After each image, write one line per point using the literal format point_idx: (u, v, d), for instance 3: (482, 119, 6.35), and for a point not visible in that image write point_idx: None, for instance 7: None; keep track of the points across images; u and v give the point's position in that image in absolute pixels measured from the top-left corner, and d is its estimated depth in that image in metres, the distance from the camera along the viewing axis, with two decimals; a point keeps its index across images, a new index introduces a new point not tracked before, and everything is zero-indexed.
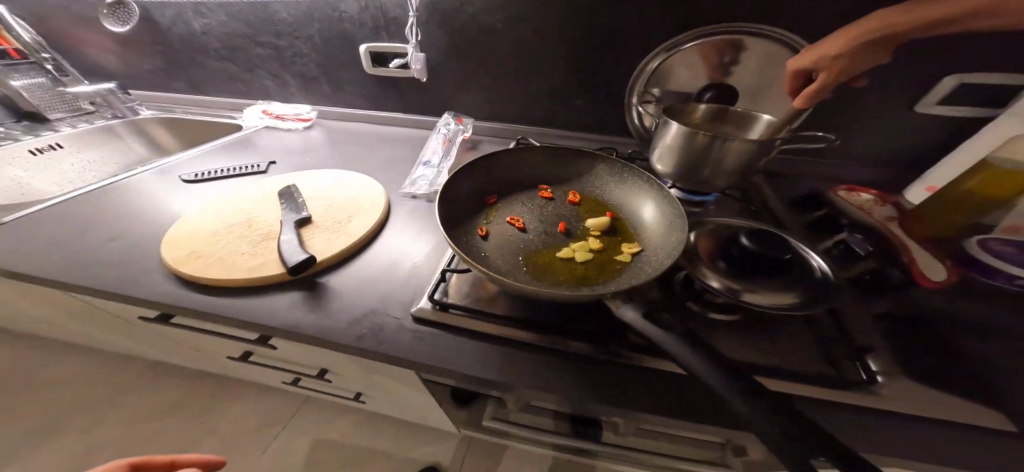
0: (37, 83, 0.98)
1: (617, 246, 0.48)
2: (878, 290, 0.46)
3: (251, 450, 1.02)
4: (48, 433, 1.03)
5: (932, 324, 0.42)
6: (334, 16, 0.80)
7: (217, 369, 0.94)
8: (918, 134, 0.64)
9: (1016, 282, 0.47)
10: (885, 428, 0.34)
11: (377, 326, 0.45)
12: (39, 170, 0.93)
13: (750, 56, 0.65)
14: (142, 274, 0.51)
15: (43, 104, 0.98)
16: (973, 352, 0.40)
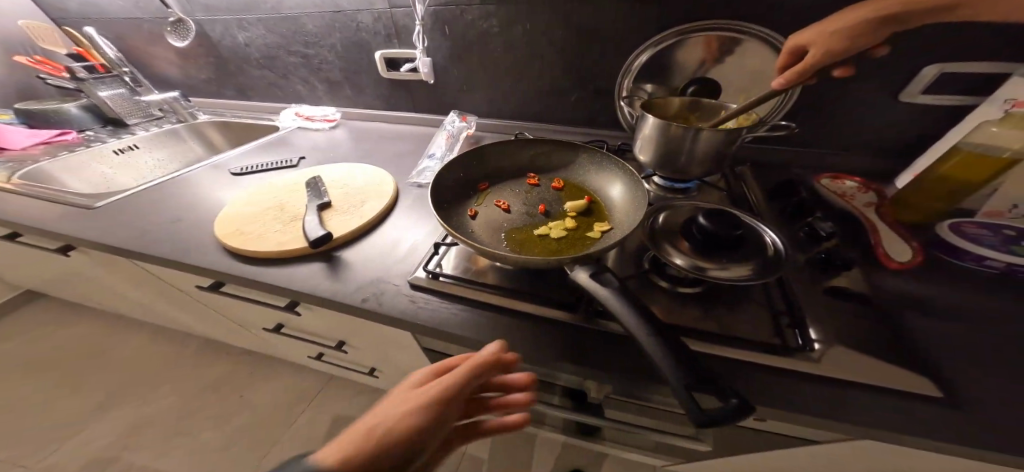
0: (118, 93, 1.15)
1: (590, 225, 0.53)
2: (835, 270, 0.47)
3: (286, 417, 1.16)
4: (129, 388, 1.24)
5: (887, 303, 0.43)
6: (352, 26, 0.90)
7: (256, 344, 1.08)
8: (913, 120, 0.62)
9: (986, 263, 0.46)
10: (812, 393, 0.36)
11: (378, 290, 0.53)
12: (120, 167, 1.13)
13: (732, 47, 0.66)
14: (198, 248, 0.63)
15: (124, 112, 1.18)
16: (926, 331, 0.40)
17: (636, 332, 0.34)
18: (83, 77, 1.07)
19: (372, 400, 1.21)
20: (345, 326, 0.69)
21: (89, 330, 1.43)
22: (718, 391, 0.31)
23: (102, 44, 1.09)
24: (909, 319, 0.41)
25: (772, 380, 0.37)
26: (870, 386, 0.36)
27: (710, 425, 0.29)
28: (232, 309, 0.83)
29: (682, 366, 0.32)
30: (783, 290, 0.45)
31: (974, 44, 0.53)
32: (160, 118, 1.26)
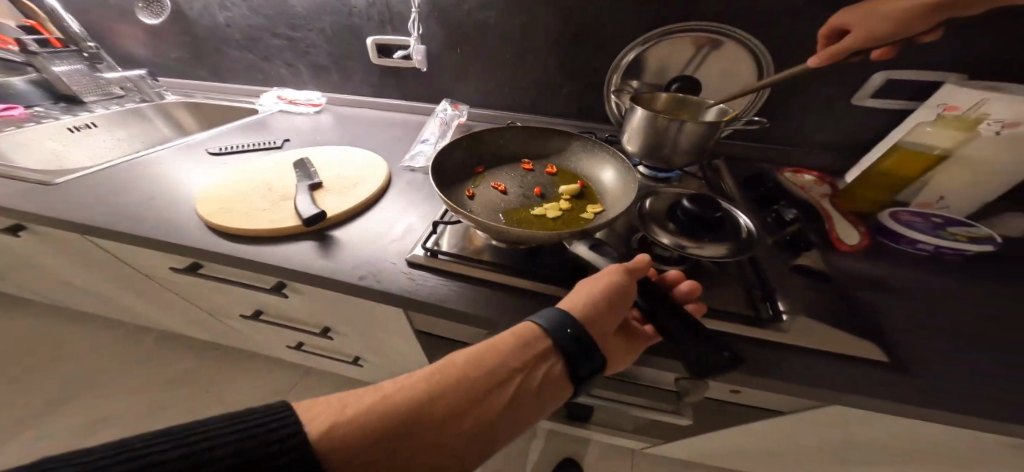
0: (76, 68, 1.07)
1: (583, 206, 0.55)
2: (797, 251, 0.51)
3: (257, 414, 1.11)
4: (77, 388, 1.14)
5: (845, 279, 0.47)
6: (344, 10, 0.89)
7: (227, 337, 1.02)
8: (863, 121, 0.71)
9: (918, 246, 0.51)
10: (783, 356, 0.39)
11: (375, 267, 0.54)
12: (75, 145, 1.05)
13: (710, 50, 0.72)
14: (179, 228, 0.61)
15: (80, 88, 1.09)
16: (879, 303, 0.44)
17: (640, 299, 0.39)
18: (36, 51, 0.98)
19: (352, 394, 1.19)
20: (332, 312, 0.67)
21: (30, 324, 1.30)
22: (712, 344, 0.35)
23: (66, 19, 1.03)
24: (864, 293, 0.46)
25: (750, 348, 0.39)
26: (833, 353, 0.39)
27: (700, 373, 0.34)
28: (207, 296, 0.79)
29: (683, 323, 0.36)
30: (756, 269, 0.49)
31: (913, 55, 0.61)
32: (118, 96, 1.17)
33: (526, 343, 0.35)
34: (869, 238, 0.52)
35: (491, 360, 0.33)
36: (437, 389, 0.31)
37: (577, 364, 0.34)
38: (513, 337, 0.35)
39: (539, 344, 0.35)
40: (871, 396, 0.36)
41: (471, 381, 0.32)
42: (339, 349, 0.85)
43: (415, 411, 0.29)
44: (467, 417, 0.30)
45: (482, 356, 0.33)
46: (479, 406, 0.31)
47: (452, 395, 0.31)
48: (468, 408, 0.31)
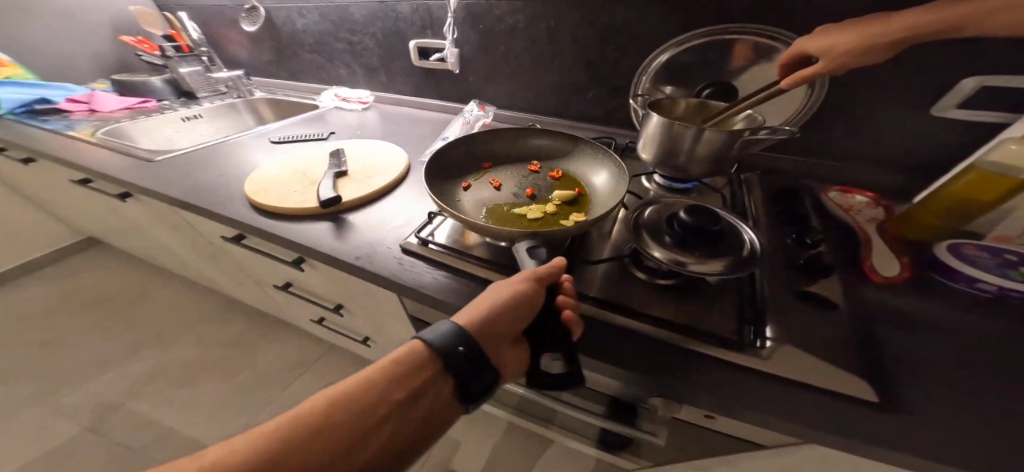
0: (194, 70, 1.30)
1: (568, 213, 0.52)
2: (812, 276, 0.45)
3: (288, 379, 1.23)
4: (159, 332, 1.36)
5: (862, 310, 0.41)
6: (392, 16, 0.97)
7: (270, 304, 1.15)
8: (938, 137, 0.60)
9: (978, 286, 0.42)
10: (756, 385, 0.35)
11: (371, 250, 0.57)
12: (183, 132, 1.25)
13: (747, 53, 0.66)
14: (228, 202, 0.71)
15: (196, 86, 1.32)
16: (901, 342, 0.38)
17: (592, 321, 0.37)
18: (170, 55, 1.24)
19: None
20: (344, 290, 0.73)
21: (137, 277, 1.59)
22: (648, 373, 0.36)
23: (186, 25, 1.25)
24: (884, 328, 0.39)
25: (717, 371, 0.37)
26: (816, 388, 0.34)
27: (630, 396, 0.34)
28: (251, 264, 0.90)
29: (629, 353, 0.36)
30: (755, 288, 0.44)
31: (1006, 59, 0.51)
32: (224, 92, 1.38)
33: (410, 372, 0.32)
34: (909, 270, 0.45)
35: (366, 397, 0.30)
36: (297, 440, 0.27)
37: (469, 385, 0.32)
38: (394, 365, 0.32)
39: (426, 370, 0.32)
40: (853, 441, 0.31)
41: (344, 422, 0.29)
42: (352, 328, 0.91)
43: (260, 471, 0.26)
44: (337, 465, 0.28)
45: (355, 395, 0.30)
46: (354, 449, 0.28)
47: (317, 442, 0.28)
48: (339, 457, 0.28)
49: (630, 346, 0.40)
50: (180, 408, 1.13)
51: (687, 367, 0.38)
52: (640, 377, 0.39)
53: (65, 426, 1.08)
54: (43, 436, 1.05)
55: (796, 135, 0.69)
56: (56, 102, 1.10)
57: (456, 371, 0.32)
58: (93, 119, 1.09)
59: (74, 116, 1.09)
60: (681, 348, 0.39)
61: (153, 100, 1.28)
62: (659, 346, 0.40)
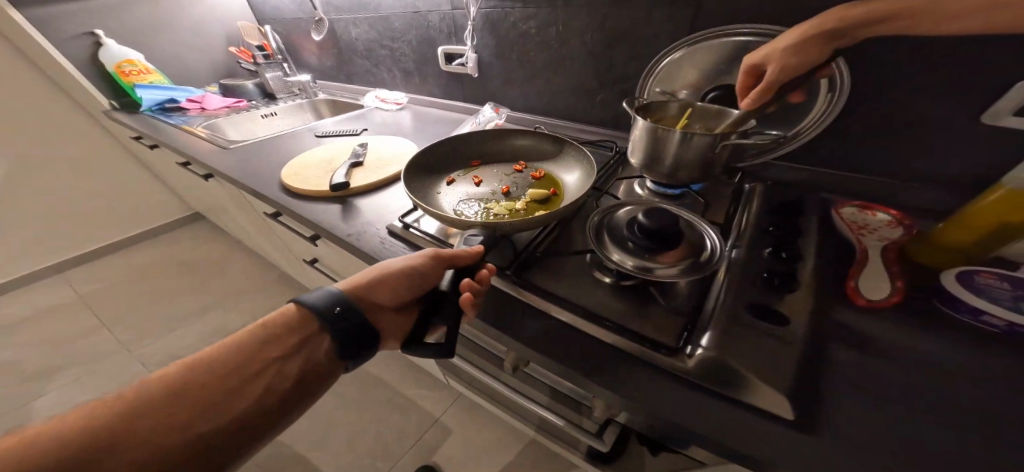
0: (275, 75, 1.39)
1: (535, 210, 0.53)
2: (774, 290, 0.43)
3: None
4: (222, 298, 1.59)
5: (815, 331, 0.40)
6: (423, 25, 1.03)
7: (305, 279, 1.30)
8: (983, 157, 0.51)
9: (982, 319, 0.39)
10: (669, 391, 0.37)
11: (364, 231, 0.61)
12: (262, 127, 1.34)
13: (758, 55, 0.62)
14: (262, 181, 0.80)
15: (276, 88, 1.41)
16: (845, 366, 0.37)
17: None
18: (259, 62, 1.34)
19: (387, 357, 1.39)
20: (351, 267, 0.81)
21: (214, 250, 1.86)
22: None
23: (271, 36, 1.37)
24: (834, 349, 0.38)
25: (645, 373, 0.39)
26: (730, 397, 0.35)
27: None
28: (287, 240, 1.02)
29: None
30: (710, 295, 0.44)
31: None
32: (298, 95, 1.46)
33: (295, 327, 0.42)
34: (900, 296, 0.42)
35: (255, 344, 0.40)
36: (196, 374, 0.37)
37: (342, 343, 0.41)
38: (280, 321, 0.42)
39: (308, 327, 0.42)
40: (754, 453, 0.32)
41: (236, 359, 0.39)
42: None
43: (161, 403, 0.35)
44: (226, 393, 0.37)
45: (246, 342, 0.40)
46: (243, 383, 0.38)
47: (212, 375, 0.37)
48: (228, 386, 0.37)
49: (566, 342, 0.43)
50: None
51: (616, 366, 0.40)
52: (568, 369, 0.41)
53: (141, 367, 1.31)
54: (129, 373, 1.28)
55: (814, 147, 0.62)
56: (179, 102, 1.27)
57: (332, 328, 0.41)
58: (205, 116, 1.24)
59: (189, 113, 1.24)
60: (617, 347, 0.41)
61: (245, 101, 1.39)
62: (596, 344, 0.42)
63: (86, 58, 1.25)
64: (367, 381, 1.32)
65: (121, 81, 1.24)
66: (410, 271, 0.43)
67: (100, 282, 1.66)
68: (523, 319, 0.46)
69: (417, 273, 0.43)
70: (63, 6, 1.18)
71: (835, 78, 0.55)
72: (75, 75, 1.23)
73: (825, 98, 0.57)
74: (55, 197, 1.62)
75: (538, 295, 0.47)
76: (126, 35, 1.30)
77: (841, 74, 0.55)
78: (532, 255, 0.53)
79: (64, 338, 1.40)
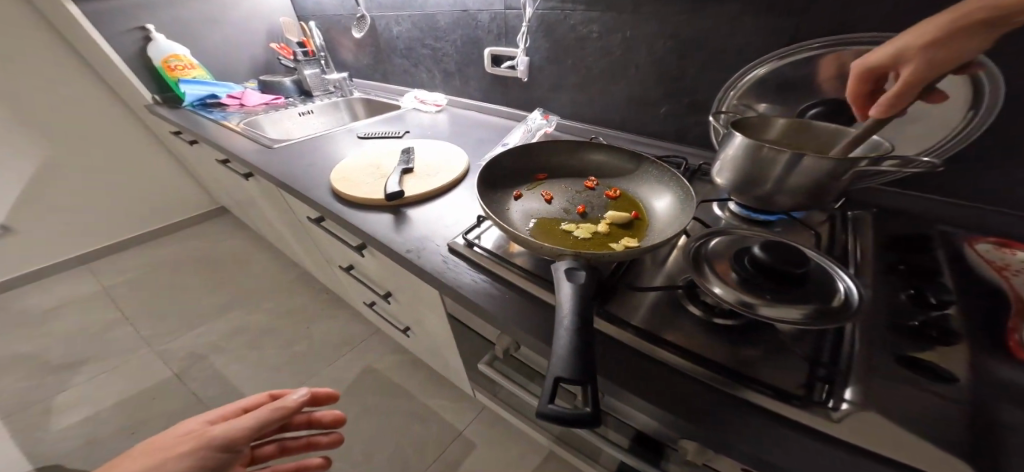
0: (313, 73, 1.37)
1: (620, 236, 0.48)
2: (916, 340, 0.37)
3: (338, 357, 1.33)
4: (243, 297, 1.56)
5: (979, 390, 0.34)
6: (471, 24, 0.98)
7: (333, 283, 1.26)
8: None
9: None
10: (808, 450, 0.31)
11: (422, 246, 0.56)
12: (298, 125, 1.31)
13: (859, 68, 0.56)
14: (306, 184, 0.76)
15: (313, 85, 1.39)
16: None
17: (560, 326, 0.30)
18: (299, 59, 1.32)
19: (410, 365, 1.33)
20: (394, 279, 0.75)
21: (238, 247, 1.85)
22: (588, 389, 0.27)
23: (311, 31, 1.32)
24: (1005, 410, 0.32)
25: (774, 427, 0.33)
26: (889, 463, 0.30)
27: (551, 420, 0.27)
28: (322, 244, 0.97)
29: (582, 365, 0.28)
30: (838, 340, 0.38)
31: None
32: (333, 93, 1.44)
33: None
34: None
35: None
36: None
37: None
38: None
39: None
40: None
41: None
42: (396, 316, 0.95)
43: None
44: None
45: None
46: None
47: None
48: None
49: (668, 384, 0.37)
50: (249, 367, 1.28)
51: (736, 417, 0.34)
52: (677, 416, 0.36)
53: (161, 367, 1.28)
54: (151, 371, 1.26)
55: (924, 172, 0.56)
56: (219, 98, 1.27)
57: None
58: (242, 112, 1.22)
59: (229, 109, 1.23)
60: (733, 395, 0.35)
61: (282, 98, 1.37)
62: (706, 390, 0.36)
63: (134, 54, 1.25)
64: (387, 388, 1.25)
65: (167, 76, 1.23)
66: (217, 442, 0.44)
67: (127, 275, 1.67)
68: (614, 354, 0.41)
69: (224, 443, 0.44)
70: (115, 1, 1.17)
71: (984, 96, 0.48)
72: (122, 70, 1.24)
73: (962, 117, 0.50)
74: (83, 190, 1.62)
75: (630, 327, 0.41)
76: (171, 31, 1.29)
77: (991, 92, 0.47)
78: (615, 285, 0.46)
79: (89, 330, 1.40)
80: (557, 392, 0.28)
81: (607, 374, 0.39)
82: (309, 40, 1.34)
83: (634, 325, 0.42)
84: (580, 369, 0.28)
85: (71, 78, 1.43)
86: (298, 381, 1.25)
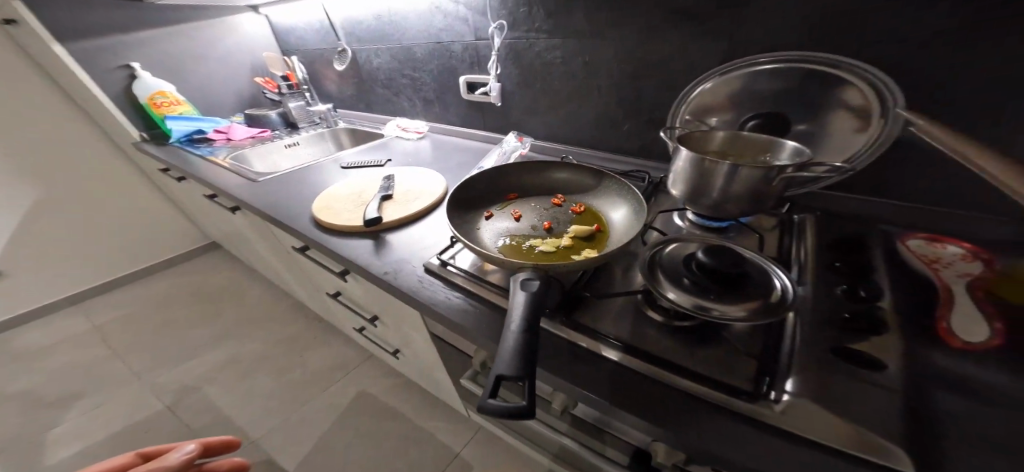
0: (298, 104, 1.42)
1: (581, 248, 0.52)
2: (852, 333, 0.41)
3: (331, 385, 1.32)
4: (235, 329, 1.55)
5: (908, 375, 0.37)
6: (447, 55, 1.04)
7: (324, 310, 1.27)
8: None
9: None
10: (752, 441, 0.34)
11: (400, 268, 0.59)
12: (286, 157, 1.36)
13: (779, 76, 0.61)
14: (288, 215, 0.79)
15: (298, 117, 1.44)
16: (954, 415, 0.34)
17: (509, 330, 0.33)
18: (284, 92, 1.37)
19: (404, 387, 1.32)
20: (377, 301, 0.77)
21: (229, 278, 1.85)
22: (526, 384, 0.30)
23: (295, 66, 1.39)
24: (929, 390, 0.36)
25: (725, 422, 0.36)
26: (825, 445, 0.33)
27: (491, 414, 0.30)
28: (310, 271, 0.99)
29: (521, 363, 0.31)
30: (784, 336, 0.41)
31: None
32: (318, 124, 1.49)
33: None
34: None
35: None
36: None
37: None
38: None
39: None
40: None
41: None
42: (385, 338, 0.97)
43: None
44: None
45: None
46: None
47: None
48: None
49: (630, 387, 0.40)
50: (243, 397, 1.28)
51: (691, 414, 0.37)
52: (637, 419, 0.38)
53: (153, 399, 1.27)
54: (142, 405, 1.25)
55: (859, 174, 0.61)
56: (206, 133, 1.31)
57: None
58: (229, 147, 1.26)
59: (215, 144, 1.27)
60: (684, 391, 0.38)
61: (268, 131, 1.42)
62: (660, 388, 0.40)
63: (120, 91, 1.29)
64: (384, 412, 1.24)
65: (154, 113, 1.27)
66: None
67: (118, 312, 1.66)
68: (580, 361, 0.44)
69: None
70: (101, 41, 1.22)
71: (885, 100, 0.54)
72: (109, 108, 1.28)
73: (875, 127, 0.57)
74: (74, 227, 1.63)
75: (593, 335, 0.44)
76: (161, 69, 1.35)
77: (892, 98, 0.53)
78: (579, 294, 0.50)
79: (76, 367, 1.39)
80: (498, 389, 0.30)
81: (573, 381, 0.42)
82: (294, 74, 1.40)
83: (597, 331, 0.45)
84: (519, 367, 0.30)
85: (64, 120, 1.48)
86: (291, 409, 1.24)
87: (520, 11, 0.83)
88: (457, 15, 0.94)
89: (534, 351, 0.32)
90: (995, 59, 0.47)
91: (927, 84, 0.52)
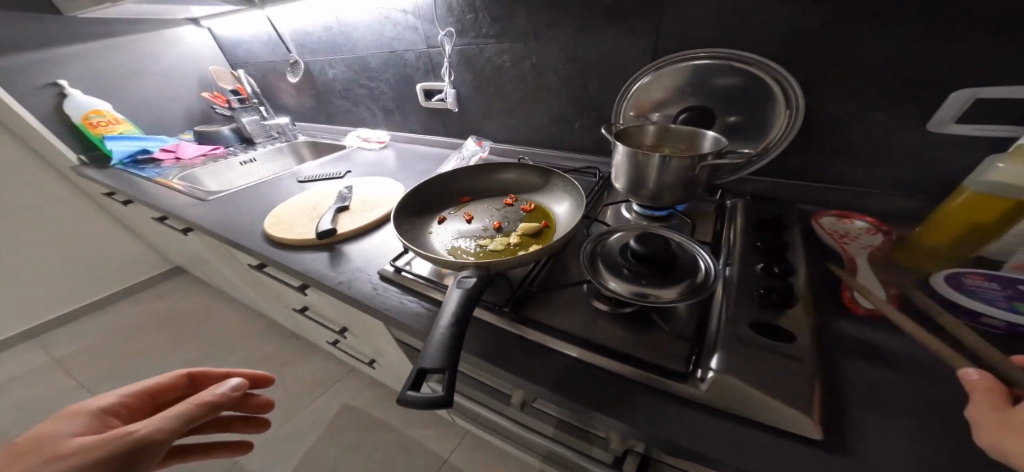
0: (252, 119, 1.39)
1: (529, 244, 0.54)
2: (774, 306, 0.42)
3: (311, 402, 1.29)
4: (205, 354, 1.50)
5: (820, 341, 0.40)
6: (401, 64, 1.05)
7: (297, 327, 1.24)
8: (935, 158, 0.55)
9: (980, 320, 0.39)
10: (683, 418, 0.37)
11: (355, 277, 0.60)
12: (244, 174, 1.33)
13: (701, 72, 0.66)
14: (243, 233, 0.78)
15: (254, 132, 1.41)
16: (860, 377, 0.37)
17: (437, 325, 0.35)
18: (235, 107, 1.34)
19: (386, 397, 1.30)
20: (341, 312, 0.77)
21: (197, 302, 1.79)
22: (445, 375, 0.31)
23: (243, 79, 1.40)
24: (837, 352, 0.39)
25: (659, 403, 0.38)
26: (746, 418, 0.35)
27: (411, 405, 0.31)
28: (273, 288, 0.96)
29: (444, 356, 0.32)
30: (714, 317, 0.44)
31: (980, 67, 0.48)
32: (277, 138, 1.46)
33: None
34: (894, 301, 0.43)
35: None
36: None
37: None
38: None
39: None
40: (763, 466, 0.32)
41: None
42: (358, 350, 0.96)
43: None
44: None
45: None
46: None
47: None
48: None
49: (575, 376, 0.42)
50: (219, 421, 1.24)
51: (627, 398, 0.39)
52: (580, 408, 0.40)
53: None
54: None
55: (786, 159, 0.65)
56: (152, 152, 1.26)
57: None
58: (179, 166, 1.21)
59: (163, 164, 1.22)
60: (621, 377, 0.41)
61: (221, 147, 1.38)
62: (600, 375, 0.41)
63: (49, 112, 1.23)
64: (367, 424, 1.22)
65: (90, 133, 1.23)
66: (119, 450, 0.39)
67: (76, 345, 1.58)
68: (528, 356, 0.45)
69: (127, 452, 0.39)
70: (24, 59, 1.16)
71: (790, 96, 0.61)
72: (38, 129, 1.22)
73: (783, 118, 0.63)
74: (21, 260, 1.54)
75: (540, 330, 0.46)
76: (93, 86, 1.29)
77: (795, 94, 0.60)
78: (527, 290, 0.51)
79: (33, 406, 1.32)
80: (420, 381, 0.32)
81: (521, 375, 0.43)
82: (243, 87, 1.41)
83: (544, 325, 0.47)
84: (442, 359, 0.32)
85: None
86: (269, 430, 1.21)
87: (467, 19, 0.85)
88: (406, 24, 0.95)
89: (457, 344, 0.33)
90: (883, 50, 0.52)
91: (854, 76, 0.55)
